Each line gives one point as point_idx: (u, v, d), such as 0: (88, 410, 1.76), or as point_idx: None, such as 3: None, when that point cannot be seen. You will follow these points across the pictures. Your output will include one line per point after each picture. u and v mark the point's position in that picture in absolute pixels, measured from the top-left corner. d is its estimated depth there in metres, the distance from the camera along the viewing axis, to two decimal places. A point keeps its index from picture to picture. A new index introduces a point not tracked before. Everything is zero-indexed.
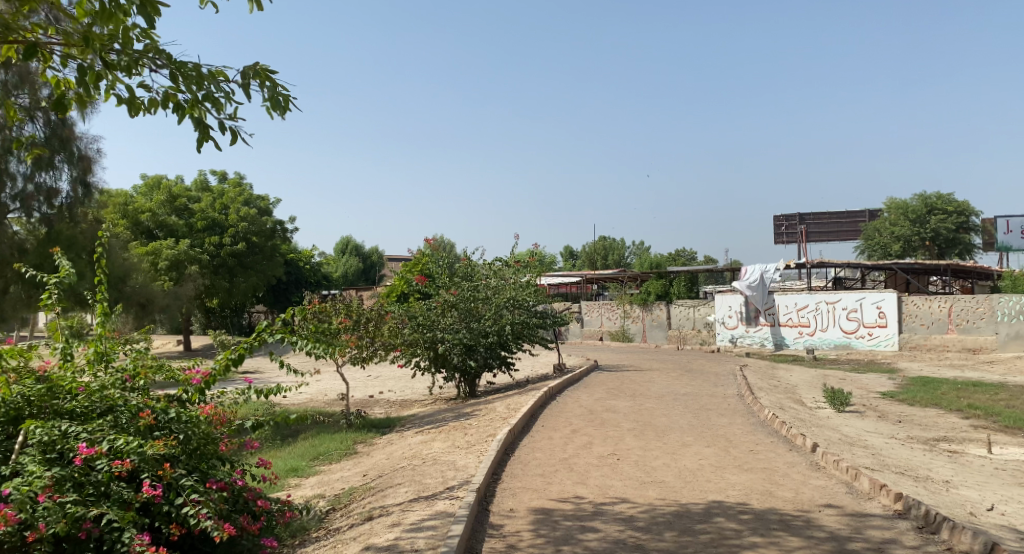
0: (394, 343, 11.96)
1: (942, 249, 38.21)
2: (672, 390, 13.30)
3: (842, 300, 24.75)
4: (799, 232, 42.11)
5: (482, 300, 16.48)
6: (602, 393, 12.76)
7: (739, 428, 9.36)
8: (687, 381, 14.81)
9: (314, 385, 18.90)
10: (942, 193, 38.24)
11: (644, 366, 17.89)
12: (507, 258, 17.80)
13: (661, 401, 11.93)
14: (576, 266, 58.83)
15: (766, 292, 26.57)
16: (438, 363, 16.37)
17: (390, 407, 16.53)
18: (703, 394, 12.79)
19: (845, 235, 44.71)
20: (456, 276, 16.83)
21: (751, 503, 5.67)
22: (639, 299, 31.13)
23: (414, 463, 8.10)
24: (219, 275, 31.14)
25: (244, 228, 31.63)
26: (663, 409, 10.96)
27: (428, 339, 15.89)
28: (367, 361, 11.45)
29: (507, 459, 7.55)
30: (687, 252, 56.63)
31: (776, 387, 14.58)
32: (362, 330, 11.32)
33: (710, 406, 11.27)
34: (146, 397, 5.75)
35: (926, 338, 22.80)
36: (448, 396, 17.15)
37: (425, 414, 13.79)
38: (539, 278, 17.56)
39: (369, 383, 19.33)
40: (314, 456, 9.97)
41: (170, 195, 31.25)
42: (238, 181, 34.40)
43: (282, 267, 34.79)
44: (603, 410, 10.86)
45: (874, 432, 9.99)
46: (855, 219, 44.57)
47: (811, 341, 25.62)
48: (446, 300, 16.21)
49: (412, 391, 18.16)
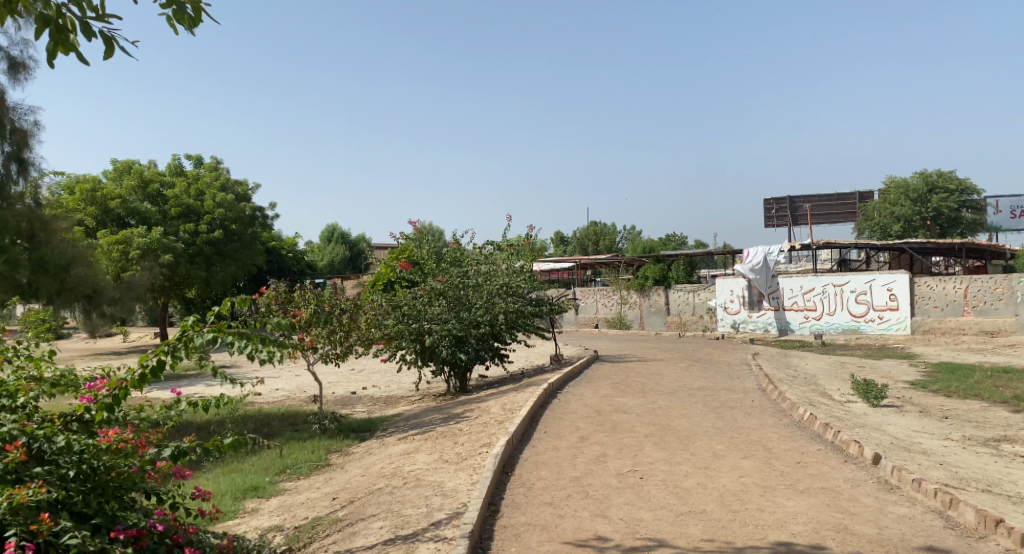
0: (373, 337, 10.62)
1: (943, 229, 37.10)
2: (684, 384, 12.01)
3: (851, 282, 23.55)
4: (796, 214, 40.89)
5: (472, 286, 15.14)
6: (608, 389, 11.43)
7: (772, 431, 8.06)
8: (698, 373, 13.53)
9: (291, 382, 17.50)
10: (943, 170, 37.11)
11: (648, 356, 16.60)
12: (499, 242, 16.46)
13: (676, 397, 10.63)
14: (566, 252, 57.36)
15: (770, 275, 25.34)
16: (426, 357, 14.98)
17: (373, 406, 15.15)
18: (719, 388, 11.52)
19: (835, 219, 43.38)
20: (444, 262, 15.45)
21: (829, 545, 4.35)
22: (636, 284, 29.89)
23: (392, 485, 6.72)
24: (195, 264, 29.32)
25: (221, 215, 30.01)
26: (680, 409, 9.65)
27: (414, 330, 14.52)
28: (341, 358, 9.96)
29: (506, 481, 6.20)
30: (679, 237, 55.35)
31: (796, 377, 13.33)
32: (336, 322, 9.87)
33: (732, 403, 9.96)
34: (26, 422, 4.37)
35: (940, 321, 21.65)
36: (436, 392, 15.80)
37: (409, 414, 12.42)
38: (534, 263, 16.25)
39: (351, 379, 17.96)
40: (279, 470, 8.58)
41: (141, 181, 29.72)
42: (215, 166, 32.85)
43: (262, 256, 33.16)
44: (612, 411, 9.53)
45: (924, 432, 8.71)
46: (845, 202, 43.28)
47: (818, 325, 24.42)
48: (433, 288, 14.83)
49: (398, 387, 16.79)
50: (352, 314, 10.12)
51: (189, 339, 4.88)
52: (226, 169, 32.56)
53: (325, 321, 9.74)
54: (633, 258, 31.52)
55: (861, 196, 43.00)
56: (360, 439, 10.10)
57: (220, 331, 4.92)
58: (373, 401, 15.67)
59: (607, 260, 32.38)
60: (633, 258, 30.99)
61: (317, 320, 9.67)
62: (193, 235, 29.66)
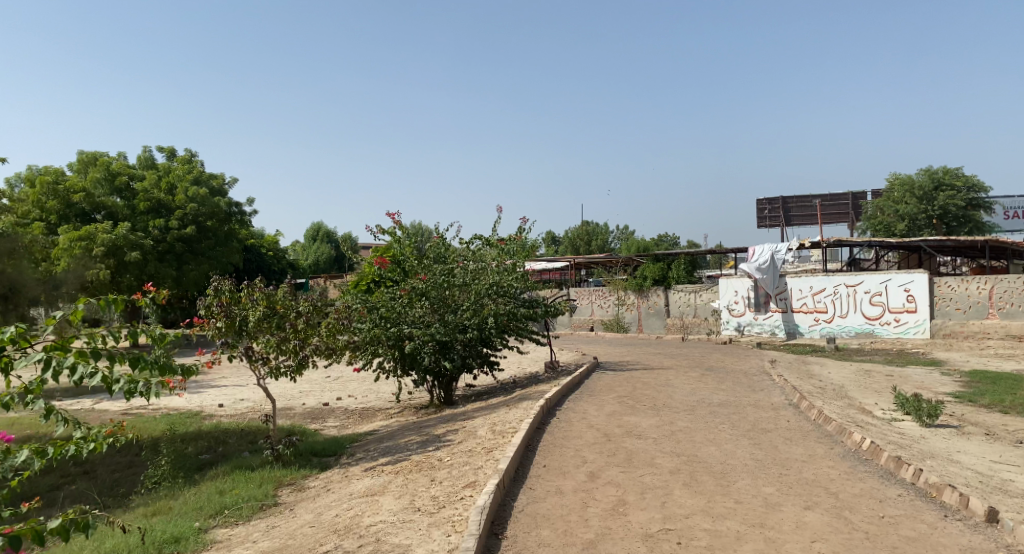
0: (337, 345, 8.90)
1: (951, 228, 35.67)
2: (702, 398, 10.42)
3: (865, 282, 22.09)
4: (794, 214, 39.55)
5: (458, 286, 13.52)
6: (615, 406, 9.81)
7: (828, 464, 6.48)
8: (713, 383, 11.94)
9: (258, 392, 15.86)
10: (949, 166, 35.75)
11: (655, 363, 15.01)
12: (489, 237, 14.78)
13: (696, 417, 9.05)
14: (558, 252, 55.65)
15: (777, 275, 23.86)
16: (406, 365, 13.38)
17: (347, 420, 13.51)
18: (743, 404, 9.94)
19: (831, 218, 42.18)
20: (426, 258, 13.77)
21: None
22: (634, 284, 28.31)
23: (344, 546, 5.08)
24: (166, 262, 27.55)
25: (194, 210, 28.32)
26: (704, 432, 8.05)
27: (393, 334, 12.92)
28: (297, 370, 8.23)
29: (496, 548, 4.61)
30: (671, 238, 53.87)
31: (824, 388, 11.78)
32: (289, 328, 8.16)
33: (766, 425, 8.36)
34: None
35: (962, 324, 20.19)
36: (419, 404, 14.18)
37: (384, 432, 10.81)
38: (529, 260, 14.59)
39: (326, 388, 16.32)
40: (213, 513, 6.90)
41: (109, 173, 27.91)
42: (189, 159, 31.17)
43: (239, 253, 31.38)
44: (625, 436, 7.91)
45: (1006, 463, 7.13)
46: (839, 202, 42.17)
47: (829, 329, 22.91)
48: (415, 288, 13.19)
49: (376, 398, 15.14)
50: (310, 316, 8.42)
51: (10, 364, 3.34)
52: (201, 162, 30.88)
53: (272, 326, 8.06)
54: (630, 258, 30.01)
55: (856, 196, 41.73)
56: (321, 468, 8.47)
57: (61, 350, 3.43)
58: (347, 414, 14.04)
59: (603, 259, 30.85)
60: (630, 257, 29.48)
61: (263, 325, 8.00)
62: (164, 232, 27.93)
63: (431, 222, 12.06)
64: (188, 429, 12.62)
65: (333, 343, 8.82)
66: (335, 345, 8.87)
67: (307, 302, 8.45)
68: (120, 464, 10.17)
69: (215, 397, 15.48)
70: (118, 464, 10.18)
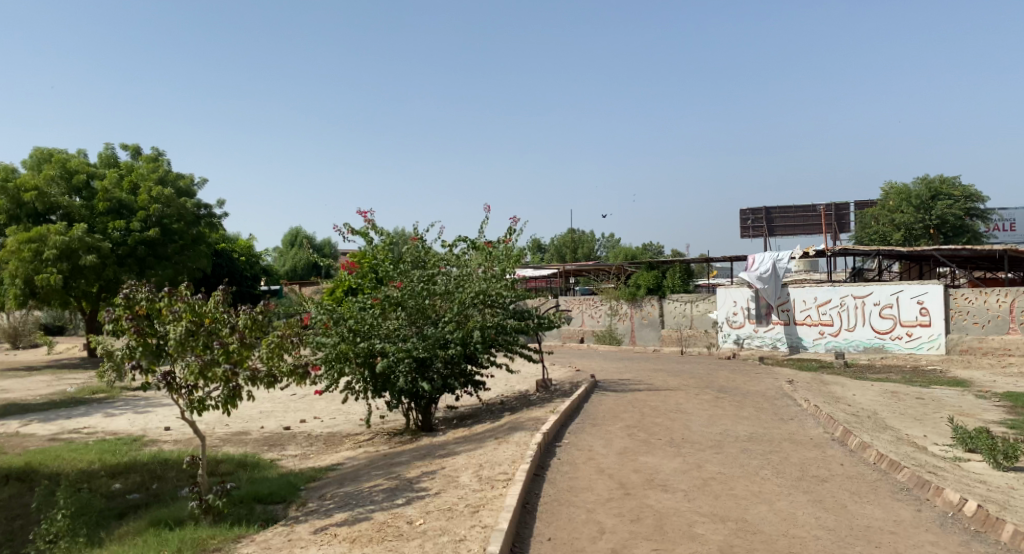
0: (284, 371, 6.86)
1: (948, 238, 34.47)
2: (727, 431, 8.81)
3: (875, 294, 20.69)
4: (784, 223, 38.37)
5: (440, 294, 11.86)
6: (627, 442, 8.16)
7: (929, 537, 4.88)
8: (733, 409, 10.35)
9: (211, 413, 14.04)
10: (947, 174, 34.59)
11: (659, 382, 13.40)
12: (475, 239, 13.02)
13: (726, 457, 7.41)
14: (541, 260, 53.92)
15: (779, 285, 22.40)
16: (378, 387, 11.66)
17: (309, 449, 11.79)
18: (778, 439, 8.33)
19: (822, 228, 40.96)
20: (403, 261, 11.93)
21: None
22: (627, 294, 26.75)
23: None
24: (126, 267, 25.51)
25: (158, 211, 26.25)
26: (745, 481, 6.44)
27: (362, 351, 11.27)
28: (226, 404, 6.27)
29: None
30: (655, 247, 52.41)
31: (858, 415, 10.20)
32: (213, 349, 6.29)
33: (818, 471, 6.73)
34: None
35: (980, 340, 18.85)
36: (393, 429, 12.48)
37: (348, 469, 9.12)
38: (520, 264, 12.79)
39: (289, 408, 14.53)
40: None
41: (65, 170, 26.01)
42: (155, 157, 29.19)
43: (209, 258, 29.29)
44: (647, 489, 6.27)
45: None
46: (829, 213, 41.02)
47: (835, 343, 21.48)
48: (388, 296, 11.51)
49: (344, 421, 13.41)
50: (250, 332, 6.61)
51: None
52: (167, 160, 28.86)
53: (197, 346, 6.27)
54: (621, 266, 28.43)
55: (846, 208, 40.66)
56: (262, 524, 6.77)
57: None
58: (310, 440, 12.30)
59: (593, 267, 29.20)
60: (622, 265, 27.88)
61: (185, 344, 6.24)
62: (125, 234, 25.96)
63: (405, 218, 10.36)
64: (122, 459, 10.77)
65: (285, 368, 6.89)
66: (288, 370, 6.90)
67: (247, 314, 6.64)
68: (25, 507, 8.32)
69: (163, 419, 13.61)
70: (21, 508, 8.32)
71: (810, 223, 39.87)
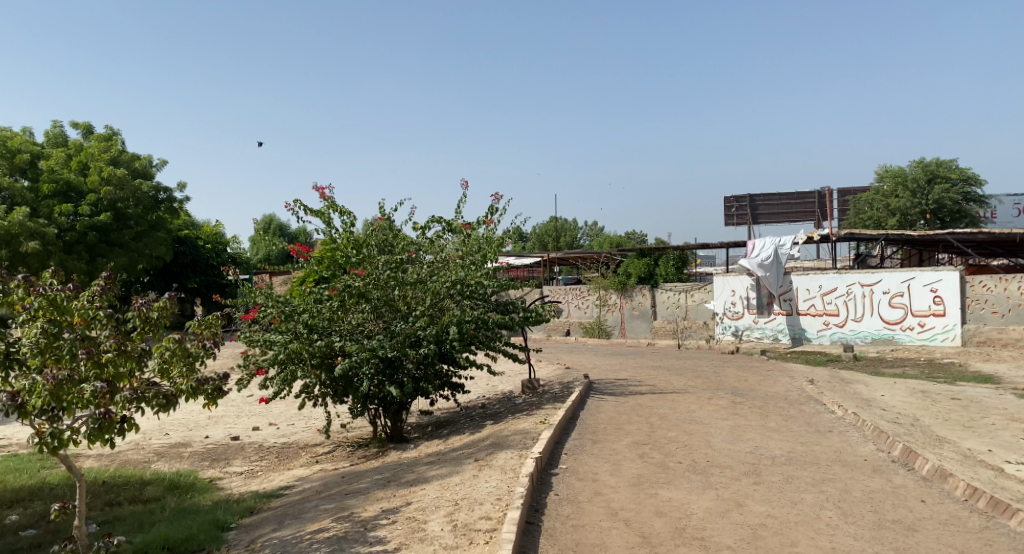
0: (187, 388, 4.96)
1: (946, 224, 33.15)
2: (758, 449, 7.23)
3: (884, 282, 19.28)
4: (753, 220, 36.91)
5: (410, 284, 10.15)
6: (641, 467, 6.54)
7: None
8: (756, 418, 8.79)
9: (151, 420, 12.27)
10: (943, 157, 33.20)
11: (662, 383, 11.83)
12: (453, 221, 11.24)
13: (769, 490, 5.80)
14: (524, 248, 52.27)
15: (781, 272, 20.95)
16: (340, 392, 10.06)
17: (258, 464, 10.06)
18: (826, 461, 6.74)
19: (802, 217, 38.72)
20: (367, 244, 10.20)
21: None
22: (616, 283, 25.18)
23: None
24: (74, 255, 23.48)
25: (109, 194, 24.25)
26: (809, 531, 4.84)
27: (318, 350, 9.56)
28: (91, 440, 4.33)
29: None
30: (640, 236, 50.79)
31: (904, 426, 8.67)
32: (80, 358, 4.46)
33: (897, 512, 5.16)
34: None
35: (1001, 331, 17.49)
36: (359, 440, 10.81)
37: (296, 500, 7.42)
38: (504, 249, 11.04)
39: (242, 413, 12.80)
40: None
41: (6, 149, 23.85)
42: (108, 136, 27.11)
43: (167, 245, 27.28)
44: (680, 544, 4.67)
45: None
46: (807, 202, 38.58)
47: (840, 334, 20.07)
48: (349, 287, 9.77)
49: (302, 430, 11.69)
50: (136, 335, 4.82)
51: None
52: (121, 139, 26.82)
53: (61, 355, 4.45)
54: (610, 253, 26.89)
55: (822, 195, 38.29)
56: None
57: None
58: (260, 453, 10.55)
59: (579, 255, 27.62)
60: (611, 253, 26.37)
61: (46, 353, 4.44)
62: (74, 220, 23.89)
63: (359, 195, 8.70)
64: (27, 481, 8.96)
65: (183, 384, 4.97)
66: (187, 387, 4.96)
67: (136, 309, 4.86)
68: None
69: None
70: None
71: (789, 212, 38.35)
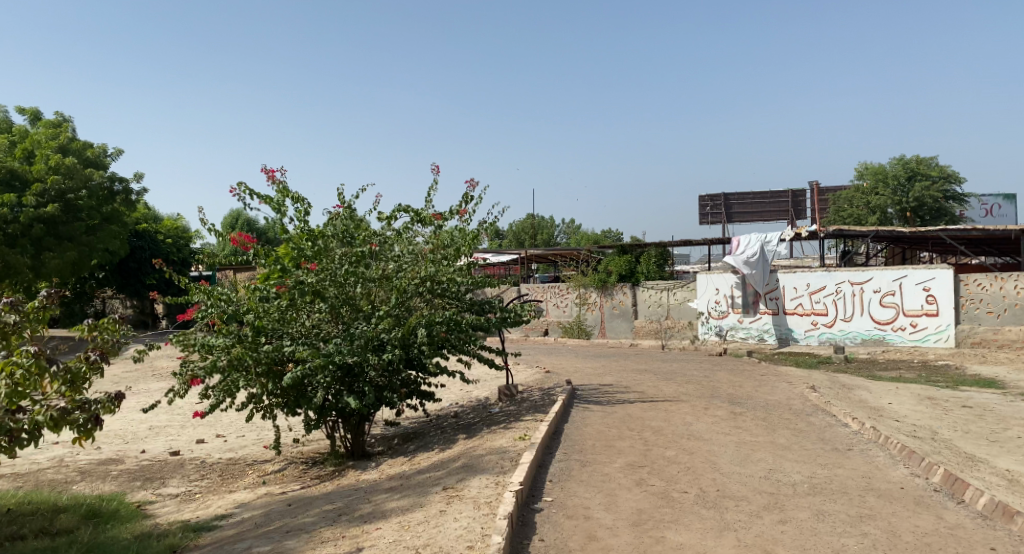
0: (45, 419, 4.52)
1: (925, 222, 32.63)
2: (774, 474, 6.19)
3: (874, 280, 18.49)
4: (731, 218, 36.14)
5: (373, 281, 8.97)
6: (641, 500, 5.46)
7: None
8: (761, 433, 7.78)
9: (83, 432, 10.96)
10: (923, 154, 32.69)
11: (650, 390, 10.80)
12: (422, 211, 10.07)
13: (799, 533, 4.76)
14: (499, 245, 51.03)
15: (767, 270, 20.09)
16: (291, 404, 8.90)
17: (197, 485, 8.81)
18: (856, 489, 5.73)
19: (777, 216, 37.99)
20: (323, 235, 9.00)
21: None
22: (596, 280, 24.11)
23: None
24: (17, 248, 21.85)
25: (56, 184, 22.64)
26: None
27: (264, 356, 8.36)
28: None
29: None
30: (616, 234, 49.85)
31: (927, 441, 7.71)
32: None
33: None
34: None
35: (996, 332, 16.72)
36: (314, 455, 9.63)
37: (229, 536, 6.22)
38: (480, 244, 9.89)
39: (188, 423, 11.54)
40: None
41: None
42: (57, 123, 25.48)
43: (121, 239, 25.72)
44: None
45: None
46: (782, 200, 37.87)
47: (829, 334, 19.26)
48: (301, 284, 8.52)
49: (252, 443, 10.47)
50: None
51: None
52: (72, 126, 25.20)
53: None
54: (588, 250, 25.82)
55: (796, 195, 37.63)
56: None
57: None
58: (201, 472, 9.30)
59: (558, 252, 26.51)
60: (590, 249, 25.25)
61: None
62: (17, 210, 22.24)
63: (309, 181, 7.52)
64: None
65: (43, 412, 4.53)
66: (47, 417, 4.52)
67: None
68: None
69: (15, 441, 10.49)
70: None
71: (765, 211, 37.55)
